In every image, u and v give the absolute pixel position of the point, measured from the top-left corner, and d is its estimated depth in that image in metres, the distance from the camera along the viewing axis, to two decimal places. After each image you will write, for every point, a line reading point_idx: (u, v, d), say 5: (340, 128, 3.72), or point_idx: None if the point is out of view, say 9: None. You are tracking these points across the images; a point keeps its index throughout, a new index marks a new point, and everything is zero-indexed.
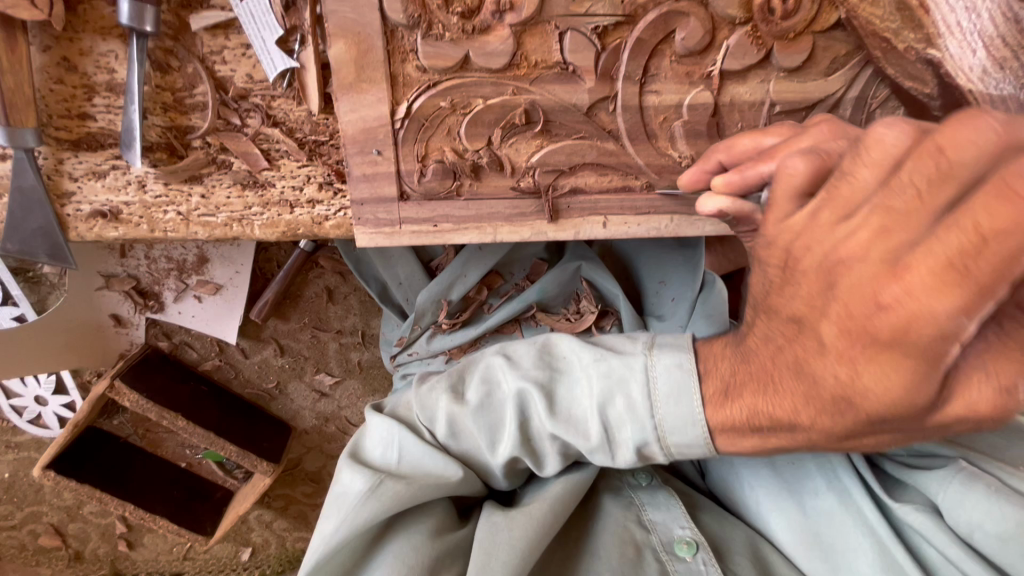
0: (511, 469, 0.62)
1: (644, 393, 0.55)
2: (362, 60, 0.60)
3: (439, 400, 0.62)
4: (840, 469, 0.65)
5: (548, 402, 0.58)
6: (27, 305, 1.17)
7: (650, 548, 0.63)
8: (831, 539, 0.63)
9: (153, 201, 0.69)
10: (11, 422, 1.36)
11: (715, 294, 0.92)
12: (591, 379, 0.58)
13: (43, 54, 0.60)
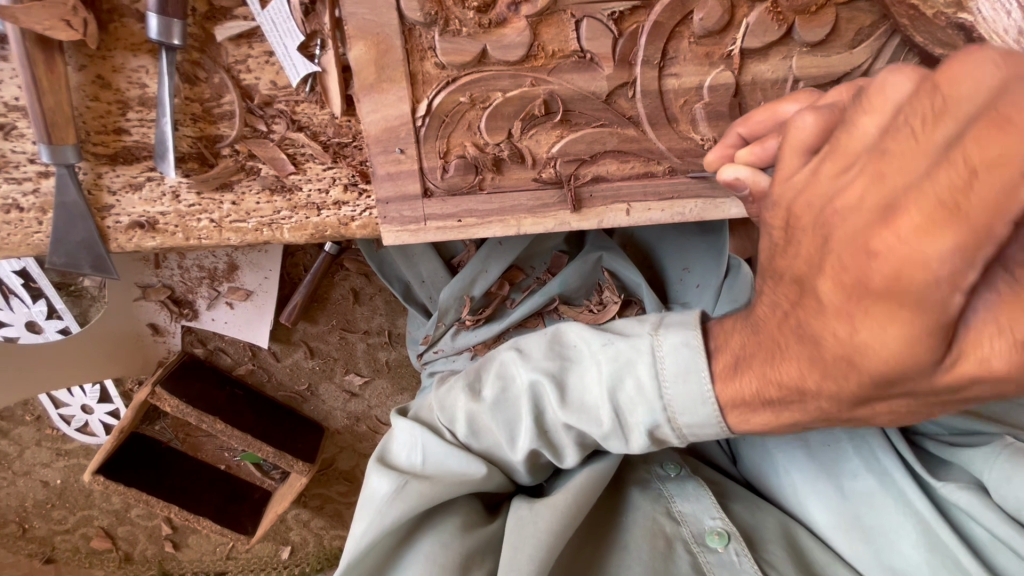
0: (532, 462, 0.62)
1: (653, 374, 0.53)
2: (382, 60, 0.60)
3: (458, 399, 0.63)
4: (879, 451, 0.64)
5: (561, 391, 0.58)
6: (71, 318, 1.24)
7: (681, 540, 0.64)
8: (868, 522, 0.62)
9: (188, 209, 0.71)
10: (60, 430, 1.43)
11: (741, 279, 0.92)
12: (600, 365, 0.57)
13: (80, 73, 0.62)
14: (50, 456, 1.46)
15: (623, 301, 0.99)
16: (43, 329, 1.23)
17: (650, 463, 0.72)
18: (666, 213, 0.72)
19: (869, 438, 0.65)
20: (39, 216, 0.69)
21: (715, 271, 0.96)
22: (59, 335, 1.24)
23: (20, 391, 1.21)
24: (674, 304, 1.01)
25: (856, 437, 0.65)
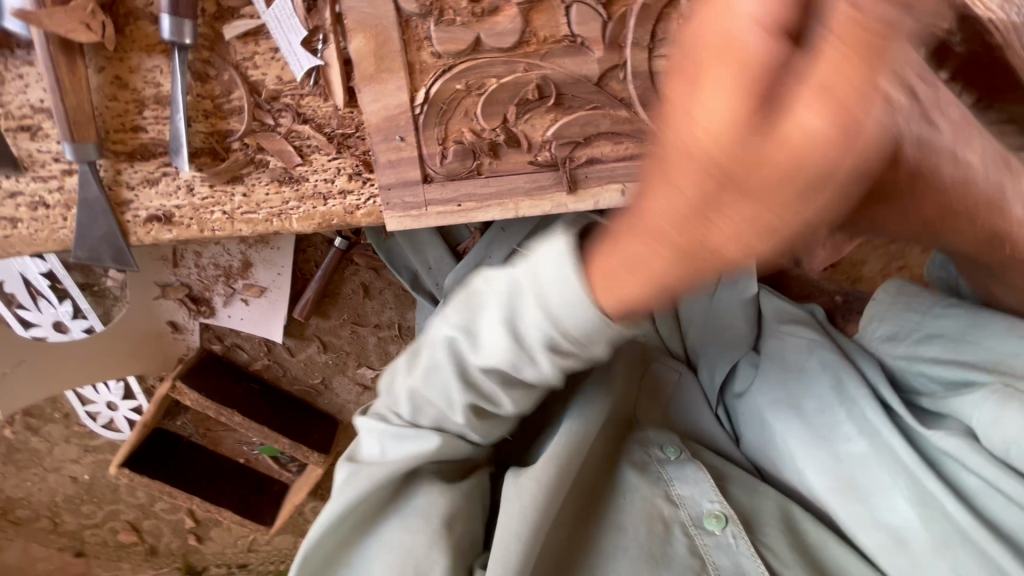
0: (479, 416, 0.57)
1: (532, 282, 0.45)
2: (381, 51, 0.63)
3: (399, 373, 0.58)
4: (867, 410, 0.66)
5: (469, 338, 0.50)
6: (95, 317, 1.29)
7: (678, 523, 0.67)
8: (860, 481, 0.64)
9: (201, 203, 0.75)
10: (87, 427, 1.48)
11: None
12: (495, 288, 0.48)
13: (99, 74, 0.66)
14: (78, 452, 1.52)
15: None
16: (70, 329, 1.29)
17: (648, 446, 0.73)
18: None
19: (859, 400, 0.67)
20: (65, 212, 0.73)
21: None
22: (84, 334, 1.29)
23: (53, 386, 1.30)
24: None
25: (847, 398, 0.68)
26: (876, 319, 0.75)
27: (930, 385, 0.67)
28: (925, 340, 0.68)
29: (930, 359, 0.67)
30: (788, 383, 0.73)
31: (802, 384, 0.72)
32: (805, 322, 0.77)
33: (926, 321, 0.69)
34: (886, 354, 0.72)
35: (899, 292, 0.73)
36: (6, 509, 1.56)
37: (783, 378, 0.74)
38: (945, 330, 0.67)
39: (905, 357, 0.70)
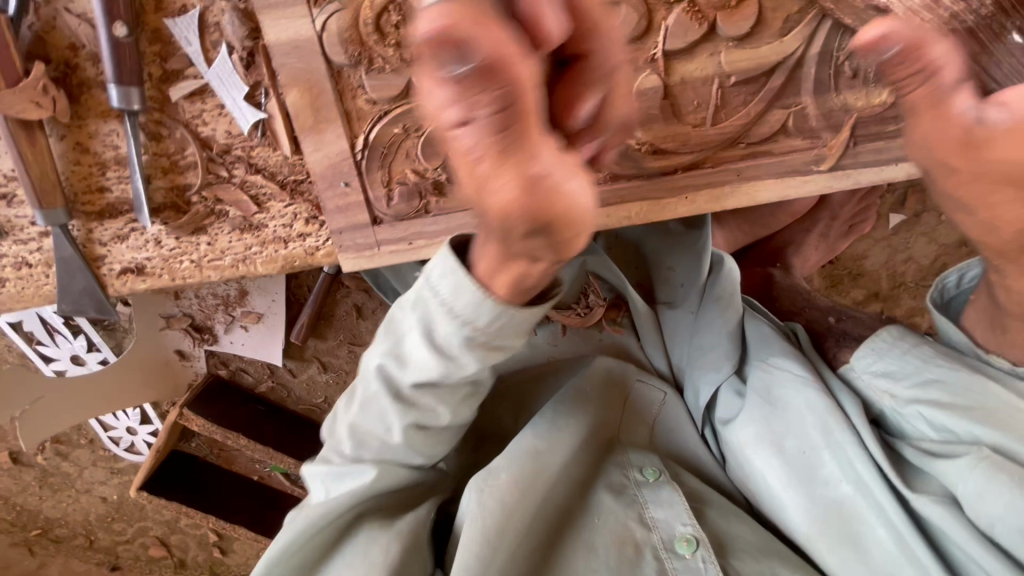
0: (417, 431, 0.59)
1: (437, 298, 0.50)
2: (316, 103, 0.65)
3: (341, 417, 0.62)
4: (855, 457, 0.69)
5: (398, 360, 0.55)
6: (108, 349, 1.34)
7: (650, 546, 0.70)
8: (840, 527, 0.68)
9: (170, 254, 0.78)
10: (111, 451, 1.56)
11: (724, 281, 0.87)
12: (408, 313, 0.54)
13: (61, 142, 0.70)
14: (105, 474, 1.60)
15: (609, 303, 0.96)
16: (86, 361, 1.35)
17: (626, 468, 0.78)
18: (610, 219, 0.73)
19: (845, 444, 0.70)
20: (46, 269, 0.78)
21: (695, 270, 0.89)
22: (100, 365, 1.35)
23: (76, 415, 1.39)
24: (660, 303, 0.96)
25: (831, 442, 0.71)
26: (873, 353, 0.75)
27: (924, 431, 0.69)
28: (925, 385, 0.68)
29: (922, 402, 0.68)
30: (771, 419, 0.75)
31: (785, 421, 0.75)
32: (793, 358, 0.79)
33: (928, 366, 0.68)
34: (879, 392, 0.73)
35: (898, 336, 0.73)
36: (46, 528, 1.67)
37: (768, 414, 0.76)
38: (947, 377, 0.66)
39: (908, 400, 0.69)
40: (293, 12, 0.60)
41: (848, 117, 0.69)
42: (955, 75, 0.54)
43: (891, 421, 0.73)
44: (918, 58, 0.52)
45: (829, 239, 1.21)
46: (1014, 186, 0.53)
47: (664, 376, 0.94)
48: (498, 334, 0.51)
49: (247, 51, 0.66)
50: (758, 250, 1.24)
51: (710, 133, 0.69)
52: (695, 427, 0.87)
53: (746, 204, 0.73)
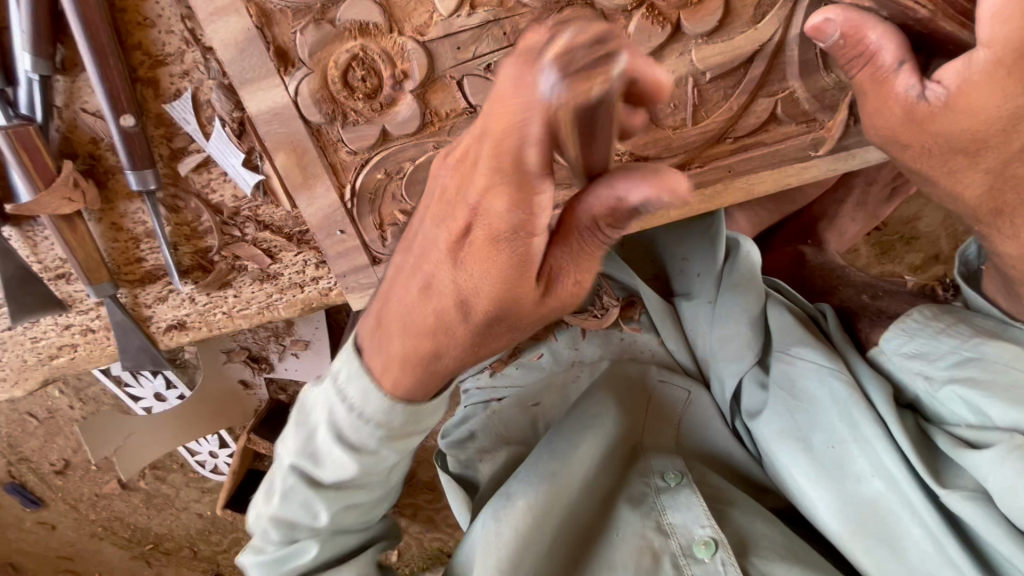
0: (347, 511, 0.62)
1: (339, 399, 0.58)
2: (303, 161, 0.68)
3: (261, 511, 0.63)
4: (884, 453, 0.66)
5: (312, 457, 0.60)
6: (183, 384, 1.38)
7: (669, 553, 0.70)
8: (873, 526, 0.65)
9: (204, 308, 0.86)
10: (200, 473, 1.59)
11: (741, 264, 0.82)
12: (320, 411, 0.60)
13: (99, 224, 0.78)
14: (199, 493, 1.63)
15: (623, 302, 0.91)
16: (167, 397, 1.40)
17: (648, 476, 0.77)
18: None
19: (874, 440, 0.67)
20: (107, 332, 0.88)
21: (710, 257, 0.85)
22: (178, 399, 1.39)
23: (162, 446, 1.43)
24: (677, 295, 0.92)
25: (858, 436, 0.68)
26: (903, 334, 0.71)
27: (963, 414, 0.64)
28: (960, 364, 0.64)
29: (958, 382, 0.63)
30: (797, 413, 0.72)
31: (811, 415, 0.71)
32: (814, 346, 0.74)
33: (963, 345, 0.64)
34: (912, 374, 0.68)
35: (931, 316, 0.70)
36: (156, 543, 1.70)
37: (792, 407, 0.73)
38: (982, 355, 0.63)
39: (943, 381, 0.65)
40: (268, 83, 0.63)
41: (842, 95, 0.65)
42: (895, 54, 0.56)
43: (926, 405, 0.68)
44: (856, 41, 0.56)
45: (868, 208, 1.11)
46: (963, 155, 0.56)
47: (690, 370, 0.88)
48: (411, 423, 0.59)
49: (237, 122, 0.71)
50: (793, 225, 1.16)
51: (691, 134, 0.67)
52: (724, 420, 0.83)
53: (742, 198, 0.70)
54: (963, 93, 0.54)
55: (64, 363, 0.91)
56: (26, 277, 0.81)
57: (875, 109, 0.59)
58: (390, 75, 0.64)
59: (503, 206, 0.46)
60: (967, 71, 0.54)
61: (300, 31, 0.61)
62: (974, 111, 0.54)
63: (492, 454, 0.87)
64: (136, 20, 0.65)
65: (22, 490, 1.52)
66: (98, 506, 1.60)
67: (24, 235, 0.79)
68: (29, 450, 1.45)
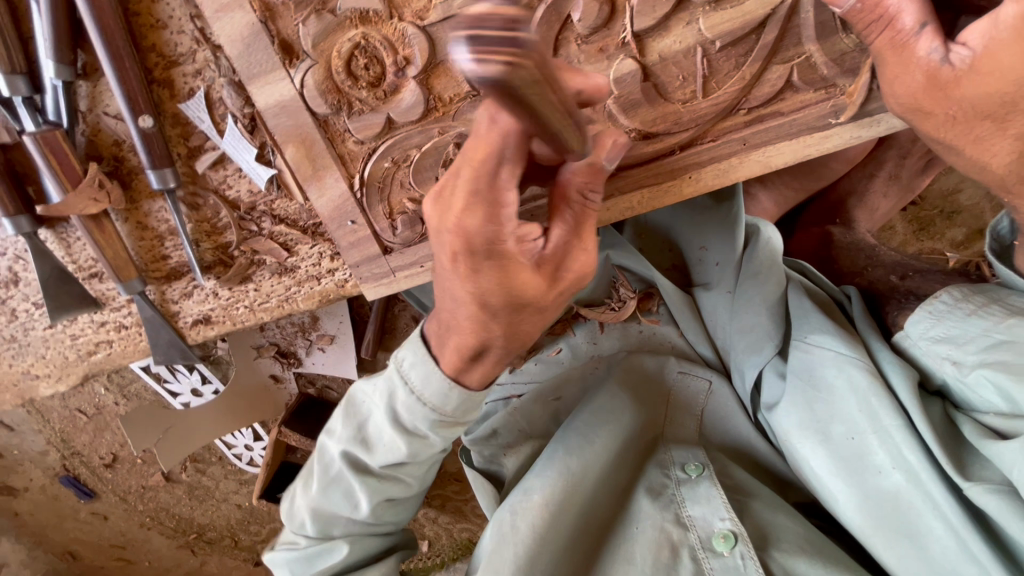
0: (385, 504, 0.69)
1: (405, 389, 0.63)
2: (312, 153, 0.69)
3: (297, 504, 0.69)
4: (903, 444, 0.63)
5: (365, 444, 0.66)
6: (218, 380, 1.41)
7: (687, 545, 0.70)
8: (892, 520, 0.63)
9: (227, 302, 0.89)
10: (236, 465, 1.62)
11: (762, 250, 0.78)
12: (379, 403, 0.65)
13: (126, 223, 0.82)
14: (236, 485, 1.67)
15: (640, 295, 0.90)
16: (203, 391, 1.43)
17: (668, 468, 0.77)
18: (612, 212, 0.70)
19: (893, 430, 0.63)
20: (139, 328, 0.92)
21: (730, 244, 0.82)
22: (213, 395, 1.42)
23: (198, 440, 1.47)
24: (697, 286, 0.90)
25: (877, 426, 0.64)
26: (931, 317, 0.67)
27: (993, 402, 0.60)
28: (991, 349, 0.59)
29: (988, 366, 0.59)
30: (814, 403, 0.69)
31: (830, 405, 0.68)
32: (833, 332, 0.71)
33: (996, 328, 0.60)
34: (939, 360, 0.65)
35: (961, 297, 0.65)
36: (199, 531, 1.73)
37: (810, 397, 0.70)
38: (1017, 339, 0.58)
39: (974, 366, 0.61)
40: (275, 76, 0.64)
41: (865, 57, 0.61)
42: (917, 16, 0.53)
43: (956, 392, 0.64)
44: (875, 5, 0.54)
45: (902, 182, 1.05)
46: (991, 120, 0.55)
47: (711, 361, 0.87)
48: (462, 412, 0.64)
49: (248, 118, 0.72)
50: (819, 204, 1.11)
51: (702, 107, 0.64)
52: (746, 414, 0.81)
53: (759, 171, 0.67)
54: (989, 54, 0.52)
55: (102, 358, 0.95)
56: (61, 276, 0.85)
57: (896, 77, 0.56)
58: (392, 62, 0.63)
59: (475, 222, 0.52)
60: (993, 29, 0.52)
61: (302, 23, 0.62)
62: (1002, 71, 0.52)
63: (515, 449, 0.86)
64: (149, 22, 0.68)
65: (76, 481, 1.59)
66: (145, 497, 1.66)
67: (59, 237, 0.83)
68: (80, 444, 1.53)
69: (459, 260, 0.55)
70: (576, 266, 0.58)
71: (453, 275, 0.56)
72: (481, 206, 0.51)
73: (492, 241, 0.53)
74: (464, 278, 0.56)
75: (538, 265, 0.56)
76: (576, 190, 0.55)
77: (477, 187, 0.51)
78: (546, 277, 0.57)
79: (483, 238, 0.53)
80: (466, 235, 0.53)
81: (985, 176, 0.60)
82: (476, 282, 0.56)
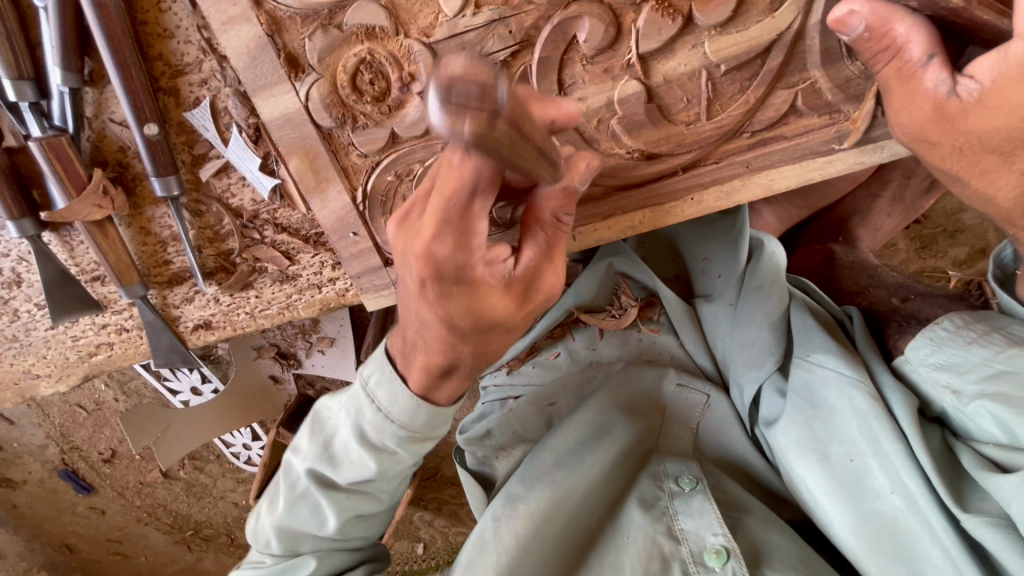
0: (352, 521, 0.69)
1: (366, 406, 0.63)
2: (315, 165, 0.69)
3: (265, 521, 0.69)
4: (902, 469, 0.63)
5: (329, 461, 0.66)
6: (217, 379, 1.42)
7: (679, 559, 0.70)
8: (887, 543, 0.63)
9: (228, 308, 0.89)
10: (233, 464, 1.63)
11: (765, 264, 0.79)
12: (342, 420, 0.65)
13: (129, 229, 0.82)
14: (233, 484, 1.67)
15: (642, 303, 0.91)
16: (203, 391, 1.44)
17: (661, 480, 0.77)
18: (614, 229, 0.71)
19: (892, 454, 0.64)
20: (140, 331, 0.93)
21: (733, 258, 0.82)
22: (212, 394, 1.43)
23: (195, 439, 1.47)
24: (698, 297, 0.89)
25: (877, 449, 0.65)
26: (931, 343, 0.66)
27: (991, 432, 0.60)
28: (992, 379, 0.59)
29: (988, 397, 0.59)
30: (814, 423, 0.69)
31: (830, 425, 0.68)
32: (836, 353, 0.71)
33: (997, 358, 0.60)
34: (939, 387, 0.65)
35: (962, 325, 0.65)
36: (196, 528, 1.74)
37: (809, 417, 0.70)
38: (1017, 369, 0.58)
39: (973, 397, 0.61)
40: (280, 89, 0.65)
41: (870, 84, 0.61)
42: (925, 47, 0.53)
43: (955, 420, 0.64)
44: (882, 34, 0.54)
45: (905, 202, 1.05)
46: (997, 154, 0.54)
47: (710, 374, 0.87)
48: (430, 427, 0.64)
49: (253, 128, 0.72)
50: (820, 222, 1.11)
51: (705, 129, 0.64)
52: (744, 430, 0.81)
53: (762, 194, 0.67)
54: (996, 90, 0.52)
55: (103, 360, 0.96)
56: (64, 279, 0.85)
57: (902, 107, 0.57)
58: (397, 77, 0.64)
59: (446, 249, 0.52)
60: (1002, 65, 0.51)
61: (308, 37, 0.62)
62: (1006, 106, 0.51)
63: (509, 452, 0.88)
64: (156, 32, 0.68)
65: (74, 475, 1.60)
66: (142, 493, 1.67)
67: (63, 240, 0.84)
68: (80, 440, 1.54)
69: (426, 285, 0.54)
70: (546, 287, 0.59)
71: (419, 299, 0.56)
72: (446, 233, 0.51)
73: (466, 265, 0.53)
74: (431, 302, 0.56)
75: (507, 285, 0.56)
76: (548, 213, 0.57)
77: (443, 216, 0.51)
78: (514, 297, 0.57)
79: (454, 266, 0.53)
80: (433, 258, 0.52)
81: (988, 208, 0.60)
82: (443, 308, 0.55)
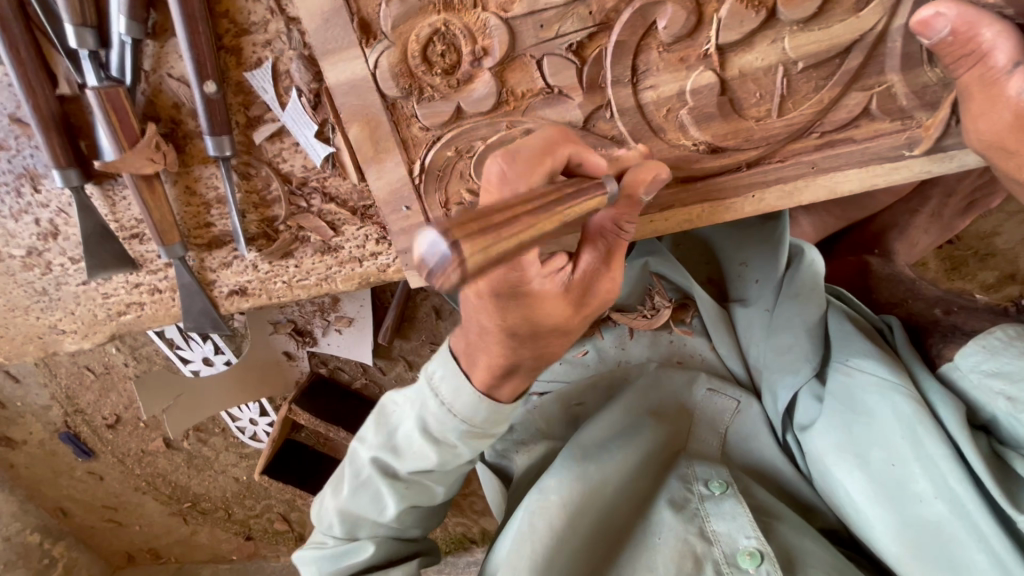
0: (409, 509, 0.69)
1: (432, 401, 0.62)
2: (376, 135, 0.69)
3: (326, 505, 0.69)
4: (948, 473, 0.63)
5: (394, 451, 0.66)
6: (230, 352, 1.41)
7: (710, 559, 0.69)
8: (932, 547, 0.62)
9: (266, 275, 0.89)
10: (238, 438, 1.60)
11: (804, 274, 0.77)
12: (410, 412, 0.65)
13: (174, 187, 0.81)
14: (235, 458, 1.64)
15: (675, 304, 0.89)
16: (215, 362, 1.42)
17: (690, 482, 0.76)
18: (670, 222, 0.71)
19: (939, 460, 0.63)
20: (173, 293, 0.91)
21: (771, 264, 0.81)
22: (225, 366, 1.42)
23: (204, 411, 1.45)
24: (733, 301, 0.89)
25: (921, 454, 0.64)
26: (984, 350, 0.67)
27: None
28: None
29: None
30: (854, 427, 0.69)
31: (869, 429, 0.68)
32: (876, 358, 0.71)
33: None
34: (992, 393, 0.65)
35: (1016, 335, 0.65)
36: (194, 501, 1.71)
37: (848, 420, 0.70)
38: None
39: None
40: (349, 54, 0.64)
41: (946, 92, 0.60)
42: (1011, 55, 0.53)
43: (1004, 427, 0.65)
44: (967, 40, 0.54)
45: (943, 221, 1.04)
46: None
47: (741, 378, 0.86)
48: (491, 423, 0.62)
49: (314, 93, 0.72)
50: (855, 236, 1.11)
51: (775, 126, 0.64)
52: (774, 434, 0.81)
53: (825, 196, 0.67)
54: None
55: (131, 320, 0.95)
56: (102, 233, 0.84)
57: (980, 113, 0.57)
58: (469, 52, 0.63)
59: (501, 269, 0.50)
60: None
61: (385, 3, 0.61)
62: None
63: (528, 447, 0.87)
64: None
65: (75, 439, 1.58)
66: (143, 461, 1.65)
67: (105, 194, 0.83)
68: (86, 403, 1.52)
69: (485, 300, 0.53)
70: (604, 291, 0.58)
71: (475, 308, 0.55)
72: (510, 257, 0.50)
73: (527, 283, 0.52)
74: (490, 312, 0.54)
75: (567, 290, 0.55)
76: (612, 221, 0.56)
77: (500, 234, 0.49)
78: (573, 302, 0.56)
79: (516, 286, 0.52)
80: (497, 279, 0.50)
81: None
82: (503, 317, 0.54)
